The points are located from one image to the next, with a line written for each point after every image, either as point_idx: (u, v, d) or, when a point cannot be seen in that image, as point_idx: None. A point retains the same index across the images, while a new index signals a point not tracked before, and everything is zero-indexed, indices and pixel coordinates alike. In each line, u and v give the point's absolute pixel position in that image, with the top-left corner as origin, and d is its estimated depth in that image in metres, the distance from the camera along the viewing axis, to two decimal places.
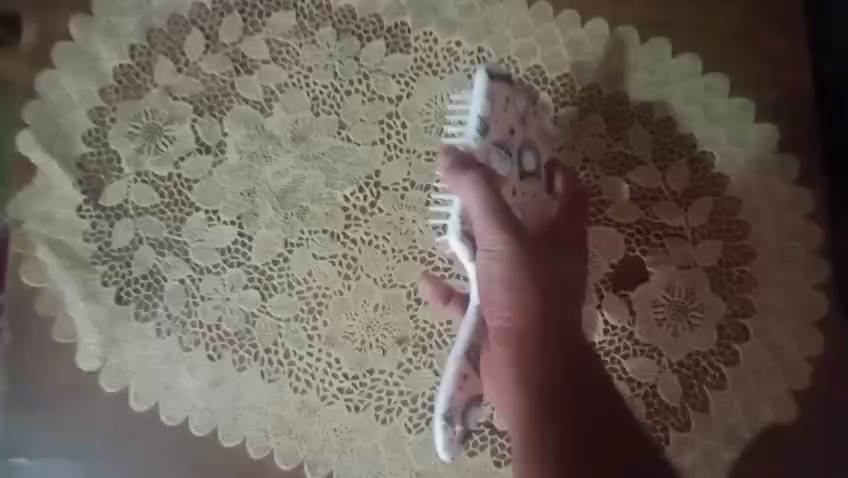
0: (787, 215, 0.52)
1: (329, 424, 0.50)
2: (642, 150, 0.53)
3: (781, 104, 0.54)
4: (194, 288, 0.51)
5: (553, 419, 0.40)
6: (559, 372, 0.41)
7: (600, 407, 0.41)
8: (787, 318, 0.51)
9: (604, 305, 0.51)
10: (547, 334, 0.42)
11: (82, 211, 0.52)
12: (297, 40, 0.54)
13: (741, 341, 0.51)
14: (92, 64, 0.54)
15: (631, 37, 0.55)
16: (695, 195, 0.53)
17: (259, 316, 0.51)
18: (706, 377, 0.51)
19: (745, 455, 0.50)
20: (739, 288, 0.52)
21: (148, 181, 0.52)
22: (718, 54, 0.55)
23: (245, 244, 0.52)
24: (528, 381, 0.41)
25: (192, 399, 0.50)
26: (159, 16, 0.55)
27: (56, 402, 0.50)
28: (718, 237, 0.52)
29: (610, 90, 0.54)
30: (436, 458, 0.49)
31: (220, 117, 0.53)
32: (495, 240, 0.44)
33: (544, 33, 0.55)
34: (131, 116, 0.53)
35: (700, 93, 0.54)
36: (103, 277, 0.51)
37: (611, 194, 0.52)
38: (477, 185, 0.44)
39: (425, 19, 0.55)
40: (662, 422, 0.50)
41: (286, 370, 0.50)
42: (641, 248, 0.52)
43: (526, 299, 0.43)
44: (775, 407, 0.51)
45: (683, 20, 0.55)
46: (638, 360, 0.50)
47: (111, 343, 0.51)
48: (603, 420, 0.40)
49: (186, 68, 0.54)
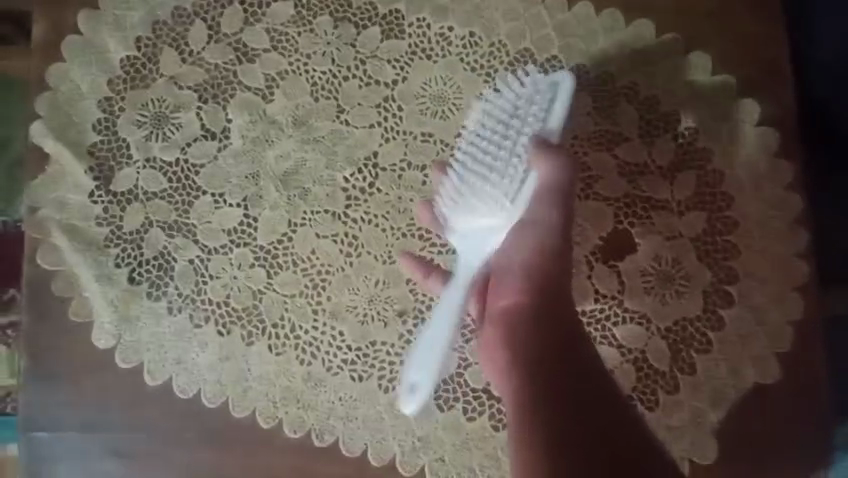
0: (769, 186, 0.55)
1: (335, 393, 0.52)
2: (629, 127, 0.55)
3: (763, 78, 0.56)
4: (202, 268, 0.54)
5: (543, 403, 0.42)
6: (550, 361, 0.44)
7: (591, 394, 0.43)
8: (770, 285, 0.54)
9: (595, 275, 0.54)
10: (540, 324, 0.45)
11: (94, 196, 0.54)
12: (296, 29, 0.57)
13: (726, 307, 0.54)
14: (100, 56, 0.56)
15: (616, 19, 0.57)
16: (680, 169, 0.55)
17: (266, 293, 0.53)
18: (693, 342, 0.53)
19: (732, 415, 0.53)
20: (723, 256, 0.54)
21: (156, 167, 0.55)
22: (700, 33, 0.57)
23: (251, 225, 0.54)
24: (523, 367, 0.44)
25: (203, 372, 0.53)
26: (163, 9, 0.57)
27: (75, 378, 0.53)
28: (702, 209, 0.55)
29: (597, 70, 0.56)
30: (437, 424, 0.52)
31: (224, 104, 0.56)
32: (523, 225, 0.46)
33: (532, 17, 0.57)
34: (138, 106, 0.56)
35: (683, 71, 0.56)
36: (115, 259, 0.54)
37: (599, 170, 0.55)
38: (557, 164, 0.46)
39: (418, 6, 0.57)
40: (652, 385, 0.53)
41: (292, 343, 0.53)
42: (629, 221, 0.54)
43: (528, 289, 0.46)
44: (760, 370, 0.53)
45: (666, 1, 0.57)
46: (627, 326, 0.53)
47: (125, 321, 0.53)
48: (592, 409, 0.42)
49: (190, 58, 0.56)
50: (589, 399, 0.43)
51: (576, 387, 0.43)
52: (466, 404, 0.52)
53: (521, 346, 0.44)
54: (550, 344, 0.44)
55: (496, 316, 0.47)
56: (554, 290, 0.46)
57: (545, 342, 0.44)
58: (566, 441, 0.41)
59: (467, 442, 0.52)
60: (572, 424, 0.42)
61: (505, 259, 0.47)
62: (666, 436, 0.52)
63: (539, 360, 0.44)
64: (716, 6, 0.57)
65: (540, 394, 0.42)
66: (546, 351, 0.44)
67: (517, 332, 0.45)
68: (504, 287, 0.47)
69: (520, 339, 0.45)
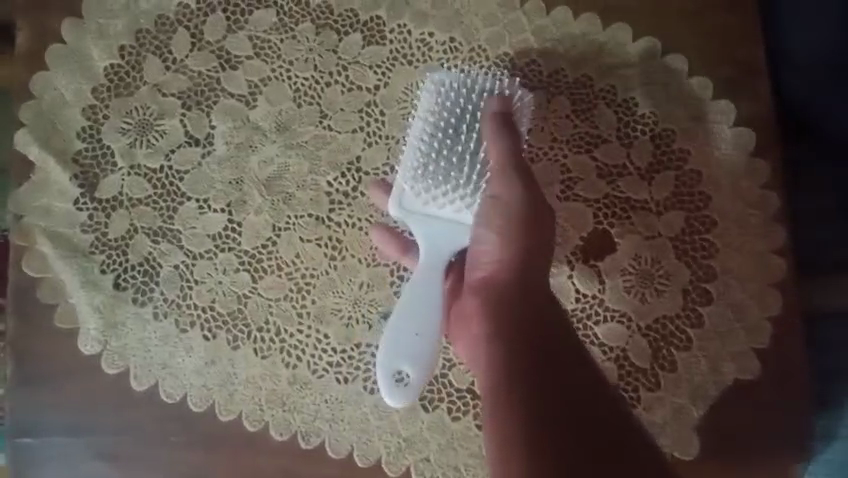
0: (745, 186, 0.56)
1: (320, 396, 0.53)
2: (607, 130, 0.56)
3: (738, 80, 0.57)
4: (188, 273, 0.54)
5: (524, 389, 0.41)
6: (532, 336, 0.44)
7: (573, 371, 0.43)
8: (748, 282, 0.55)
9: (576, 275, 0.55)
10: (524, 298, 0.45)
11: (78, 203, 0.55)
12: (278, 36, 0.57)
13: (705, 305, 0.55)
14: (85, 65, 0.57)
15: (593, 23, 0.58)
16: (659, 169, 0.56)
17: (251, 297, 0.54)
18: (673, 339, 0.54)
19: (712, 411, 0.54)
20: (702, 255, 0.55)
21: (140, 173, 0.55)
22: (676, 36, 0.58)
23: (235, 230, 0.55)
24: (503, 353, 0.43)
25: (190, 377, 0.53)
26: (147, 17, 0.57)
27: (61, 385, 0.53)
28: (680, 209, 0.56)
29: (575, 74, 0.57)
30: (423, 424, 0.52)
31: (208, 110, 0.56)
32: (501, 197, 0.47)
33: (511, 22, 0.58)
34: (123, 113, 0.56)
35: (660, 74, 0.57)
36: (101, 266, 0.54)
37: (579, 172, 0.56)
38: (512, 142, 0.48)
39: (399, 12, 0.58)
40: (634, 383, 0.54)
41: (277, 346, 0.53)
42: (608, 221, 0.55)
43: (509, 273, 0.46)
44: (739, 365, 0.54)
45: (642, 5, 0.58)
46: (608, 325, 0.54)
47: (112, 327, 0.54)
48: (576, 387, 0.42)
49: (174, 66, 0.57)
50: (572, 385, 0.42)
51: (558, 372, 0.42)
52: (450, 404, 0.53)
53: (501, 332, 0.44)
54: (532, 329, 0.44)
55: (478, 291, 0.47)
56: (537, 272, 0.46)
57: (528, 327, 0.44)
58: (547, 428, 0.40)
59: (452, 442, 0.52)
60: (554, 411, 0.41)
61: (484, 244, 0.47)
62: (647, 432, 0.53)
63: (520, 346, 0.43)
64: (692, 9, 0.58)
65: (520, 379, 0.42)
66: (527, 335, 0.44)
67: (497, 316, 0.45)
68: (482, 271, 0.47)
69: (500, 323, 0.45)
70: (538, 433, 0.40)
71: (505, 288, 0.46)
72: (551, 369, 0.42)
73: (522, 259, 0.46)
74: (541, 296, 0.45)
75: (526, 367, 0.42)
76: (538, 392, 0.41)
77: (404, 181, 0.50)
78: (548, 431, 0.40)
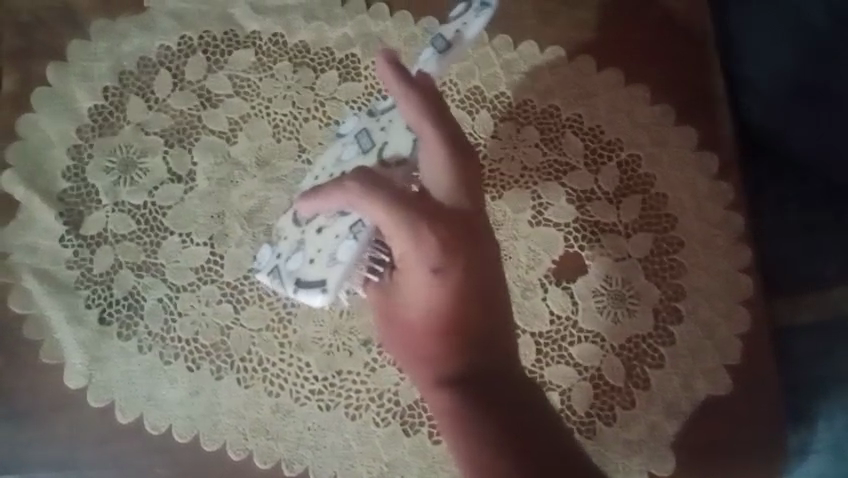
0: (709, 206, 0.58)
1: (303, 424, 0.54)
2: (575, 157, 0.59)
3: (699, 107, 0.60)
4: (171, 305, 0.55)
5: (463, 413, 0.43)
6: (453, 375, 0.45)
7: (483, 392, 0.44)
8: (716, 300, 0.57)
9: (550, 297, 0.57)
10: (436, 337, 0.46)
11: (64, 240, 0.56)
12: (257, 75, 0.60)
13: (676, 323, 0.56)
14: (69, 106, 0.58)
15: (559, 56, 0.61)
16: (626, 194, 0.58)
17: (233, 328, 0.55)
18: (646, 358, 0.56)
19: (686, 427, 0.55)
20: (671, 274, 0.57)
21: (125, 210, 0.57)
22: (638, 67, 0.61)
23: (217, 262, 0.56)
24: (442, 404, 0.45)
25: (174, 408, 0.54)
26: (128, 60, 0.60)
27: (46, 419, 0.54)
28: (648, 231, 0.58)
29: (543, 105, 0.60)
30: (404, 448, 0.53)
31: (189, 148, 0.58)
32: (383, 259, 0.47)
33: (481, 57, 0.61)
34: (107, 152, 0.58)
35: (625, 103, 0.60)
36: (86, 301, 0.55)
37: (549, 198, 0.58)
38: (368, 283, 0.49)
39: (373, 50, 0.60)
40: (609, 401, 0.55)
41: (260, 376, 0.54)
42: (579, 245, 0.58)
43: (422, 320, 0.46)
44: (711, 381, 0.55)
45: (605, 37, 0.61)
46: (582, 345, 0.56)
47: (97, 361, 0.55)
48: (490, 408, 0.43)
49: (156, 105, 0.59)
50: (485, 408, 0.43)
51: (495, 381, 0.44)
52: (431, 428, 0.54)
53: (436, 369, 0.45)
54: (473, 349, 0.45)
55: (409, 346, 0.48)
56: (435, 308, 0.45)
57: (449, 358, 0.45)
58: (493, 432, 0.42)
59: (432, 465, 0.53)
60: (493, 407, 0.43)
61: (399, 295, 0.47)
62: (623, 449, 0.55)
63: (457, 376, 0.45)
64: (653, 40, 0.61)
65: (461, 403, 0.43)
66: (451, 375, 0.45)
67: (428, 354, 0.46)
68: (407, 315, 0.47)
69: (433, 362, 0.46)
70: (491, 446, 0.42)
71: (421, 333, 0.46)
72: (493, 385, 0.44)
73: (440, 297, 0.45)
74: (469, 321, 0.45)
75: (464, 394, 0.44)
76: (481, 409, 0.43)
77: (370, 107, 0.53)
78: (502, 431, 0.42)
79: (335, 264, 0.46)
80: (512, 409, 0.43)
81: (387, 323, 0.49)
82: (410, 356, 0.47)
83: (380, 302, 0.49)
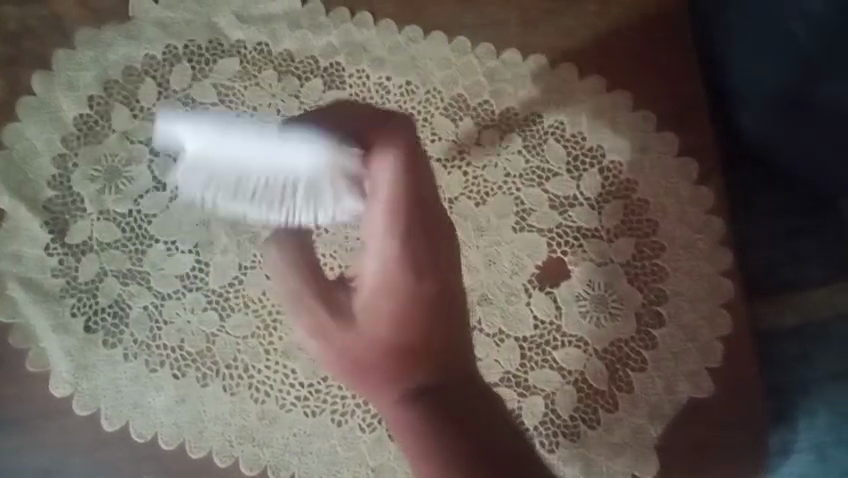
0: (690, 211, 0.59)
1: (289, 430, 0.54)
2: (557, 164, 0.60)
3: (679, 112, 0.61)
4: (157, 313, 0.56)
5: (438, 443, 0.38)
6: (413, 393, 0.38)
7: (456, 415, 0.38)
8: (698, 303, 0.57)
9: (534, 302, 0.57)
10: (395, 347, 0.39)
11: (50, 249, 0.56)
12: (242, 83, 0.60)
13: (658, 327, 0.57)
14: (55, 115, 0.59)
15: (542, 64, 0.61)
16: (608, 199, 0.59)
17: (219, 335, 0.55)
18: (629, 361, 0.56)
19: (669, 429, 0.56)
20: (653, 278, 0.58)
21: (110, 218, 0.57)
22: (620, 74, 0.61)
23: (203, 270, 0.57)
24: (407, 426, 0.38)
25: (160, 415, 0.54)
26: (114, 69, 0.60)
27: (31, 429, 0.54)
28: (630, 235, 0.58)
29: (526, 112, 0.60)
30: (390, 453, 0.54)
31: (175, 156, 0.59)
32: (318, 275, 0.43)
33: (464, 65, 0.61)
34: (93, 161, 0.58)
35: (606, 110, 0.61)
36: (72, 309, 0.55)
37: (532, 204, 0.59)
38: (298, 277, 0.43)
39: (357, 58, 0.61)
40: (593, 404, 0.56)
41: (246, 383, 0.55)
42: (562, 250, 0.58)
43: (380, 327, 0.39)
44: (693, 384, 0.56)
45: (586, 45, 0.62)
46: (566, 349, 0.56)
47: (82, 369, 0.55)
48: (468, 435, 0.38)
49: (142, 113, 0.59)
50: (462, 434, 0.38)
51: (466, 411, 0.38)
52: None
53: (396, 387, 0.38)
54: (436, 361, 0.39)
55: (349, 355, 0.39)
56: (400, 311, 0.39)
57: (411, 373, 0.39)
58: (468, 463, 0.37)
59: None
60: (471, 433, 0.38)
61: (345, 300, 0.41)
62: (608, 452, 0.55)
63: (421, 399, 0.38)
64: (634, 48, 0.62)
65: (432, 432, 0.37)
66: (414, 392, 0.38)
67: (386, 374, 0.39)
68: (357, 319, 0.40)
69: (396, 384, 0.38)
70: None
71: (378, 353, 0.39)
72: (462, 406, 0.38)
73: (411, 310, 0.39)
74: (437, 341, 0.39)
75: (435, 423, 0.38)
76: (457, 439, 0.38)
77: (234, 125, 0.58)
78: (475, 463, 0.37)
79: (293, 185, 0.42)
80: (486, 438, 0.38)
81: (331, 344, 0.40)
82: (355, 367, 0.39)
83: (324, 319, 0.41)
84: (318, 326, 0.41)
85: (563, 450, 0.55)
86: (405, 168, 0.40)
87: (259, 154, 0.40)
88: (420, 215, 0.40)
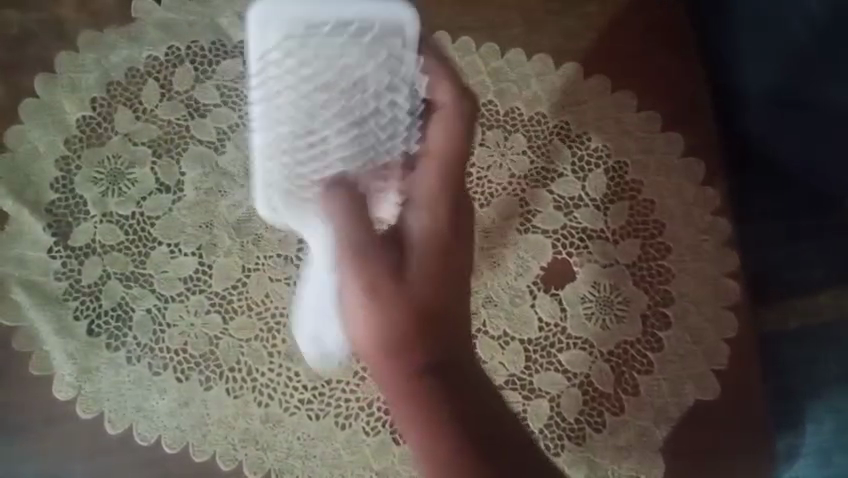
0: (696, 212, 0.58)
1: (293, 433, 0.54)
2: (562, 164, 0.59)
3: (684, 112, 0.60)
4: (160, 316, 0.55)
5: (463, 415, 0.39)
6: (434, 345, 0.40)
7: (464, 376, 0.41)
8: (704, 305, 0.57)
9: (538, 305, 0.57)
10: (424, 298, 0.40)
11: (52, 251, 0.56)
12: (245, 85, 0.60)
13: (664, 329, 0.57)
14: (57, 117, 0.58)
15: (546, 64, 0.61)
16: (613, 200, 0.59)
17: (222, 338, 0.55)
18: (634, 364, 0.56)
19: (676, 432, 0.55)
20: (659, 280, 0.57)
21: (113, 221, 0.57)
22: (625, 73, 0.61)
23: (206, 272, 0.56)
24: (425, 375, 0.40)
25: (164, 418, 0.54)
26: (116, 70, 0.60)
27: (34, 433, 0.54)
28: (636, 237, 0.58)
29: (530, 112, 0.60)
30: (394, 457, 0.54)
31: (178, 158, 0.58)
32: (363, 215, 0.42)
33: (468, 64, 0.61)
34: (95, 163, 0.58)
35: (611, 110, 0.60)
36: (75, 312, 0.55)
37: (537, 205, 0.58)
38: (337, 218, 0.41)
39: None
40: (598, 407, 0.55)
41: (250, 386, 0.54)
42: (567, 251, 0.58)
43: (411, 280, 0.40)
44: (700, 386, 0.56)
45: (590, 45, 0.61)
46: (571, 352, 0.56)
47: (85, 372, 0.54)
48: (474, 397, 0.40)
49: (144, 115, 0.59)
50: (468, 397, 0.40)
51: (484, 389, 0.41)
52: None
53: (420, 339, 0.40)
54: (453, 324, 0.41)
55: (381, 297, 0.40)
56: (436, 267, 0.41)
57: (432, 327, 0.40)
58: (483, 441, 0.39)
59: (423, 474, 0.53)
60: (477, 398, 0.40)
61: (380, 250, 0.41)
62: (614, 455, 0.55)
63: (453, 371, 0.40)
64: (638, 47, 0.61)
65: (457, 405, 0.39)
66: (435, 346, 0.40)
67: (414, 323, 0.40)
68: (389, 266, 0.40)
69: (420, 336, 0.40)
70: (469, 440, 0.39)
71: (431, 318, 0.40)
72: (467, 369, 0.41)
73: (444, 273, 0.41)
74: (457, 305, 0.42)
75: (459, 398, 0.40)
76: (472, 404, 0.40)
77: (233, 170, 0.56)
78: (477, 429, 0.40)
79: (362, 33, 0.43)
80: (484, 410, 0.40)
81: (382, 310, 0.40)
82: (384, 311, 0.40)
83: (363, 260, 0.40)
84: (373, 280, 0.40)
85: (568, 454, 0.55)
86: (453, 138, 0.45)
87: (332, 12, 0.42)
88: (459, 187, 0.44)
